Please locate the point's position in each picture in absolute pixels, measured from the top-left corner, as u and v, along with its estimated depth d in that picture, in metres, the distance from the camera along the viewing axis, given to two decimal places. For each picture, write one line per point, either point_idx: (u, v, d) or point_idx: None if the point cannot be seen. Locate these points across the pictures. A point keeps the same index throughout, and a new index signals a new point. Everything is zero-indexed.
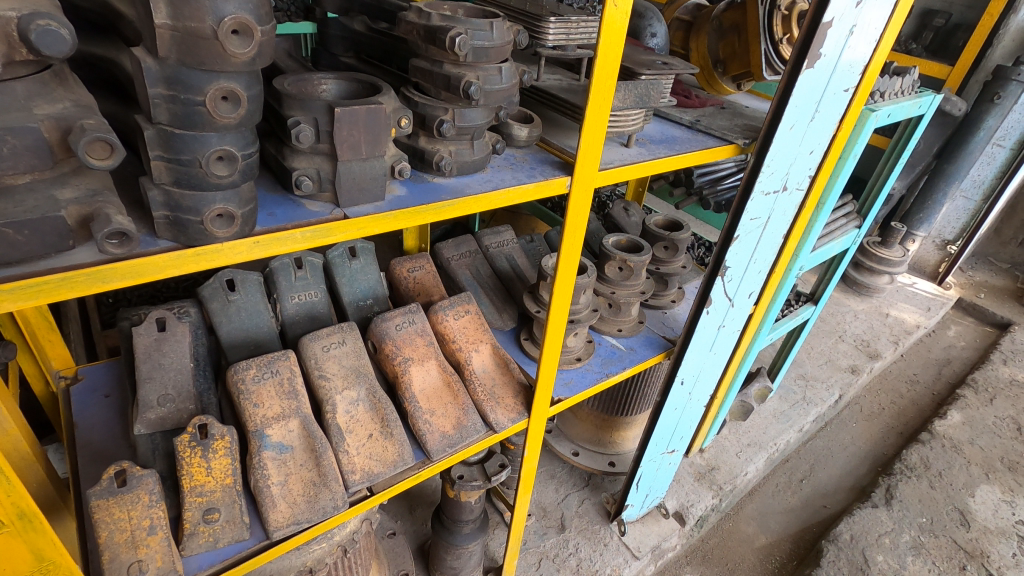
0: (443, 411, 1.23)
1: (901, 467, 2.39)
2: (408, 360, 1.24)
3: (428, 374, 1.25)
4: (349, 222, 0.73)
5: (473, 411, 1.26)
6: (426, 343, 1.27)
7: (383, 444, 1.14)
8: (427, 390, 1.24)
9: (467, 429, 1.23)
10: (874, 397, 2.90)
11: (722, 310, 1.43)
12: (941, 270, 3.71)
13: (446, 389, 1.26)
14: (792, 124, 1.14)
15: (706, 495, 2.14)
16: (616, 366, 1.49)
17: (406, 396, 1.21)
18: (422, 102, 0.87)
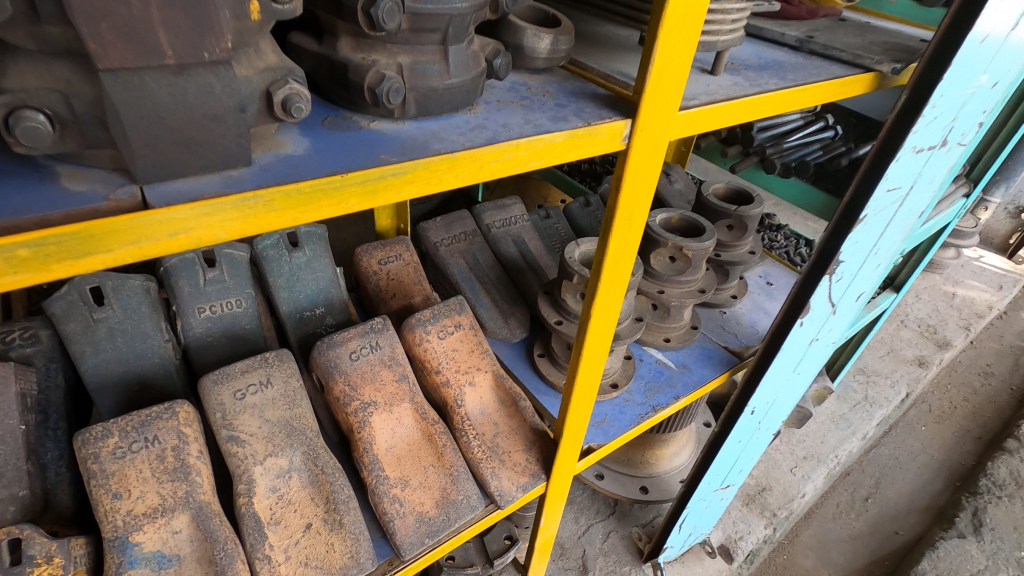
0: (421, 481, 0.83)
1: (988, 485, 1.99)
2: (370, 406, 0.84)
3: (399, 424, 0.85)
4: (142, 216, 0.36)
5: (466, 479, 0.86)
6: (397, 378, 0.87)
7: (327, 541, 0.75)
8: (397, 449, 0.84)
9: (455, 506, 0.83)
10: (944, 394, 2.48)
11: (820, 319, 1.01)
12: (1012, 242, 3.23)
13: (426, 446, 0.86)
14: (985, 36, 0.70)
15: (758, 525, 1.76)
16: (666, 395, 1.08)
17: (365, 461, 0.81)
18: None
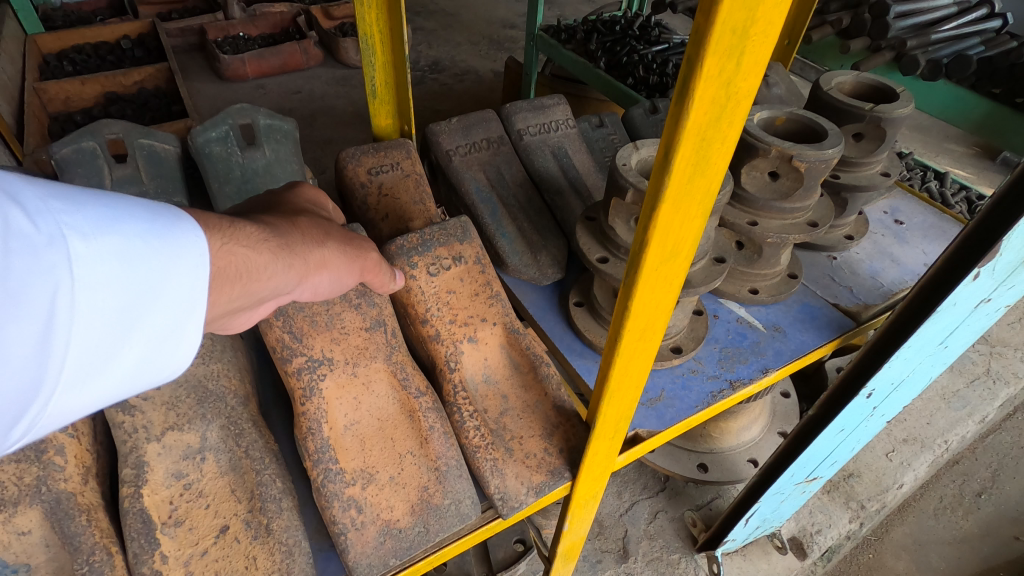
0: (393, 476, 0.59)
1: None
2: (327, 367, 0.61)
3: (367, 392, 0.62)
4: None
5: (456, 475, 0.60)
6: (366, 327, 0.63)
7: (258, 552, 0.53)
8: (361, 428, 0.61)
9: (434, 514, 0.59)
10: None
11: (1003, 273, 0.68)
12: None
13: (404, 421, 0.62)
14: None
15: (840, 518, 1.45)
16: (749, 367, 0.78)
17: (310, 446, 0.58)
18: None
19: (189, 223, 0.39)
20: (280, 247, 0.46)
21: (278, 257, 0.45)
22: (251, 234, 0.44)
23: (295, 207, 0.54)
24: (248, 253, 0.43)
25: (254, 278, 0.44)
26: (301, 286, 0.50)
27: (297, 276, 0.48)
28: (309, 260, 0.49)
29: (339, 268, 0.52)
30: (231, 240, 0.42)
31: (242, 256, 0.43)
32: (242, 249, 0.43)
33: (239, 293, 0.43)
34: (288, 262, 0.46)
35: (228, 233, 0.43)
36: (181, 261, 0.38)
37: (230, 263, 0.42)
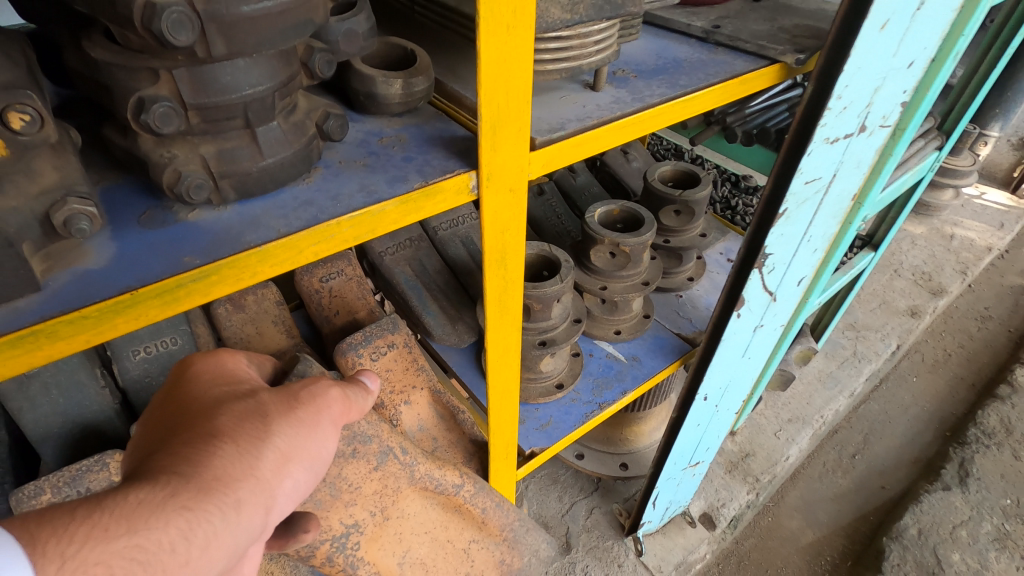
0: (469, 550, 1.02)
1: (976, 435, 1.99)
2: (358, 529, 0.86)
3: (400, 525, 0.92)
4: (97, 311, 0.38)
5: (505, 535, 1.03)
6: (374, 485, 0.85)
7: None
8: (414, 538, 0.95)
9: (503, 554, 1.06)
10: (938, 342, 2.45)
11: (759, 308, 1.00)
12: (1016, 176, 3.16)
13: (452, 524, 0.99)
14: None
15: (740, 491, 1.78)
16: (613, 391, 1.09)
17: (393, 570, 0.94)
18: (111, 65, 0.39)
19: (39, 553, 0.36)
20: (195, 498, 0.43)
21: (197, 509, 0.43)
22: (146, 505, 0.42)
23: (222, 406, 0.50)
24: (149, 534, 0.41)
25: (177, 550, 0.42)
26: (278, 491, 0.50)
27: (257, 502, 0.47)
28: (251, 468, 0.47)
29: (290, 459, 0.50)
30: (125, 535, 0.40)
31: (139, 542, 0.40)
32: (151, 533, 0.41)
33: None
34: (218, 501, 0.44)
35: (110, 527, 0.40)
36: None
37: (125, 556, 0.40)
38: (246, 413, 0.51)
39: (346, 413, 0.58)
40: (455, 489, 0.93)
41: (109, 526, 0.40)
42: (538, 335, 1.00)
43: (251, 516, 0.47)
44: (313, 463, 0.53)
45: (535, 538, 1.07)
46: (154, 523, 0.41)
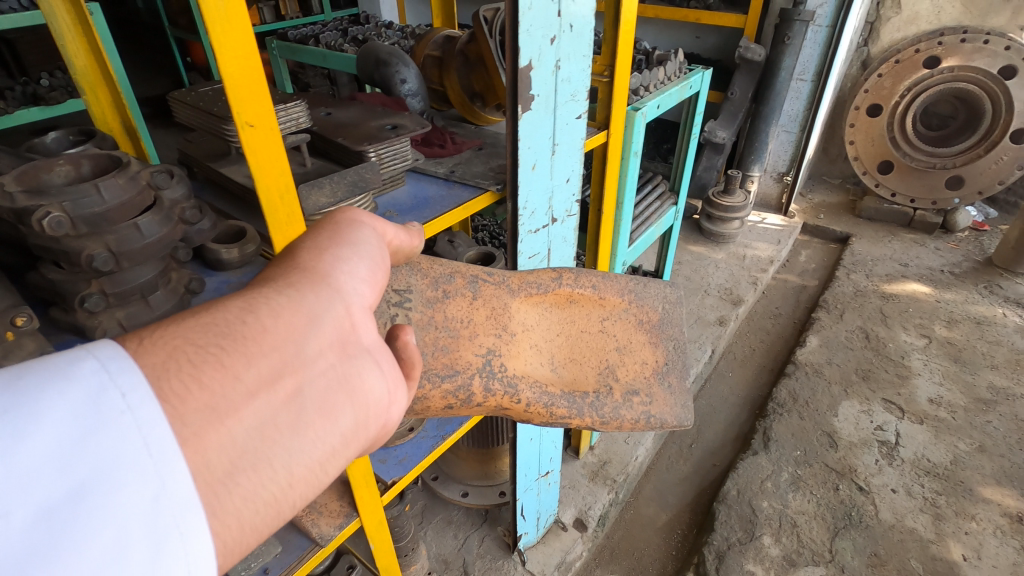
0: (621, 339, 1.00)
1: (774, 406, 2.55)
2: (497, 355, 0.88)
3: (524, 341, 0.94)
4: None
5: (633, 307, 1.02)
6: (478, 303, 0.91)
7: (619, 423, 0.91)
8: (553, 357, 0.96)
9: (649, 340, 1.00)
10: (744, 341, 3.08)
11: None
12: (783, 200, 4.04)
13: (576, 316, 1.00)
14: (530, 143, 1.08)
15: (602, 493, 2.16)
16: (452, 425, 1.45)
17: (558, 392, 0.91)
18: (60, 279, 0.73)
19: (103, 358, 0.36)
20: (250, 291, 0.45)
21: (259, 294, 0.45)
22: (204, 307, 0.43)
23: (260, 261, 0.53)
24: (216, 316, 0.42)
25: (254, 324, 0.42)
26: (347, 280, 0.51)
27: (327, 286, 0.48)
28: (294, 262, 0.49)
29: (330, 248, 0.52)
30: (198, 318, 0.41)
31: (212, 323, 0.41)
32: (219, 315, 0.42)
33: (262, 355, 0.41)
34: (277, 286, 0.46)
35: (174, 321, 0.41)
36: (77, 414, 0.33)
37: (196, 337, 0.39)
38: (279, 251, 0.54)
39: (375, 222, 0.61)
40: (546, 279, 0.99)
41: (181, 317, 0.41)
42: None
43: (325, 292, 0.48)
44: (368, 253, 0.55)
45: (656, 288, 1.04)
46: (219, 306, 0.42)
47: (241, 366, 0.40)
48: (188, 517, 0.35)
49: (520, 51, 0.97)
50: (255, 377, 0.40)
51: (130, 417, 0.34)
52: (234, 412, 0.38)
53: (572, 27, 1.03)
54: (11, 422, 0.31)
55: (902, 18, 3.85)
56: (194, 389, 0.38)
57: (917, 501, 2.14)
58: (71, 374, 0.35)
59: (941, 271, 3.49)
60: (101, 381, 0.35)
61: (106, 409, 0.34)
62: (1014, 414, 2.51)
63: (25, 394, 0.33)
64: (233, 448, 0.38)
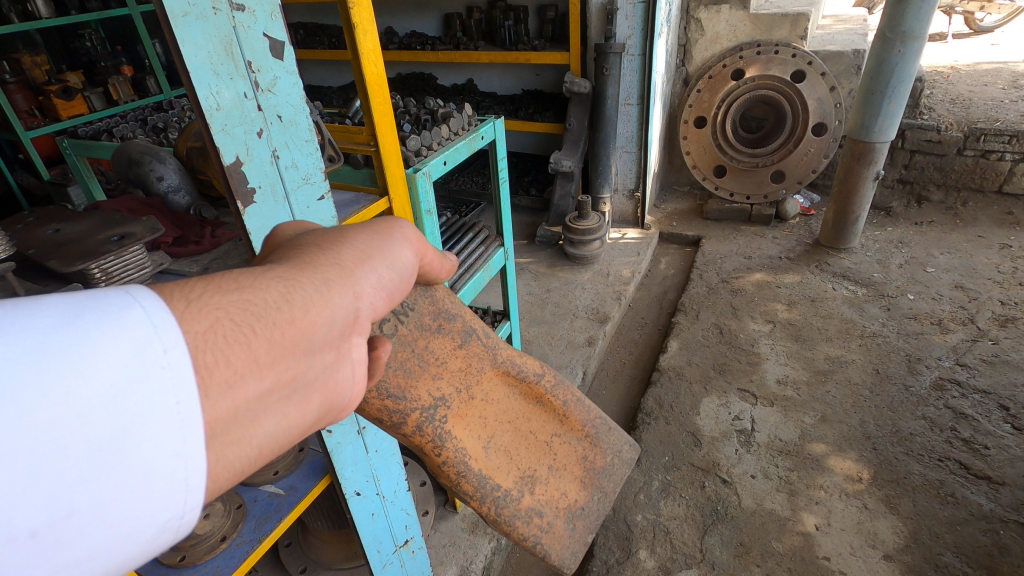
0: (554, 458, 1.09)
1: (642, 417, 2.65)
2: (444, 405, 0.93)
3: (482, 407, 1.00)
4: None
5: (577, 439, 1.13)
6: (459, 359, 0.95)
7: (505, 528, 1.00)
8: (495, 439, 1.02)
9: (571, 477, 1.11)
10: (615, 357, 3.22)
11: (348, 418, 1.39)
12: (638, 214, 4.29)
13: (535, 417, 1.08)
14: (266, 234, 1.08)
15: (483, 543, 2.11)
16: (271, 522, 1.37)
17: (475, 472, 0.96)
18: None
19: (152, 314, 0.45)
20: (288, 276, 0.55)
21: (292, 281, 0.55)
22: (245, 279, 0.53)
23: (312, 232, 0.65)
24: (255, 296, 0.52)
25: (284, 311, 0.53)
26: (366, 291, 0.61)
27: (349, 291, 0.59)
28: (333, 260, 0.60)
29: (370, 256, 0.63)
30: (241, 294, 0.51)
31: (249, 303, 0.51)
32: (256, 295, 0.52)
33: (281, 342, 0.52)
34: (310, 277, 0.57)
35: (215, 287, 0.51)
36: (125, 366, 0.42)
37: (233, 314, 0.50)
38: (328, 232, 0.65)
39: (417, 240, 0.71)
40: (536, 372, 1.06)
41: (224, 282, 0.52)
42: None
43: (344, 296, 0.58)
44: (393, 270, 0.65)
45: (616, 437, 1.18)
46: (259, 285, 0.53)
47: (261, 350, 0.50)
48: (194, 473, 0.45)
49: (221, 149, 0.96)
50: (268, 362, 0.51)
51: (167, 371, 0.44)
52: (244, 392, 0.49)
53: (280, 118, 1.05)
54: (70, 366, 0.40)
55: (706, 38, 4.25)
56: (220, 364, 0.48)
57: (773, 482, 2.29)
58: (120, 326, 0.43)
59: (779, 258, 3.82)
60: (150, 338, 0.44)
61: (151, 364, 0.43)
62: (848, 379, 2.76)
63: (83, 340, 0.42)
64: (235, 418, 0.49)
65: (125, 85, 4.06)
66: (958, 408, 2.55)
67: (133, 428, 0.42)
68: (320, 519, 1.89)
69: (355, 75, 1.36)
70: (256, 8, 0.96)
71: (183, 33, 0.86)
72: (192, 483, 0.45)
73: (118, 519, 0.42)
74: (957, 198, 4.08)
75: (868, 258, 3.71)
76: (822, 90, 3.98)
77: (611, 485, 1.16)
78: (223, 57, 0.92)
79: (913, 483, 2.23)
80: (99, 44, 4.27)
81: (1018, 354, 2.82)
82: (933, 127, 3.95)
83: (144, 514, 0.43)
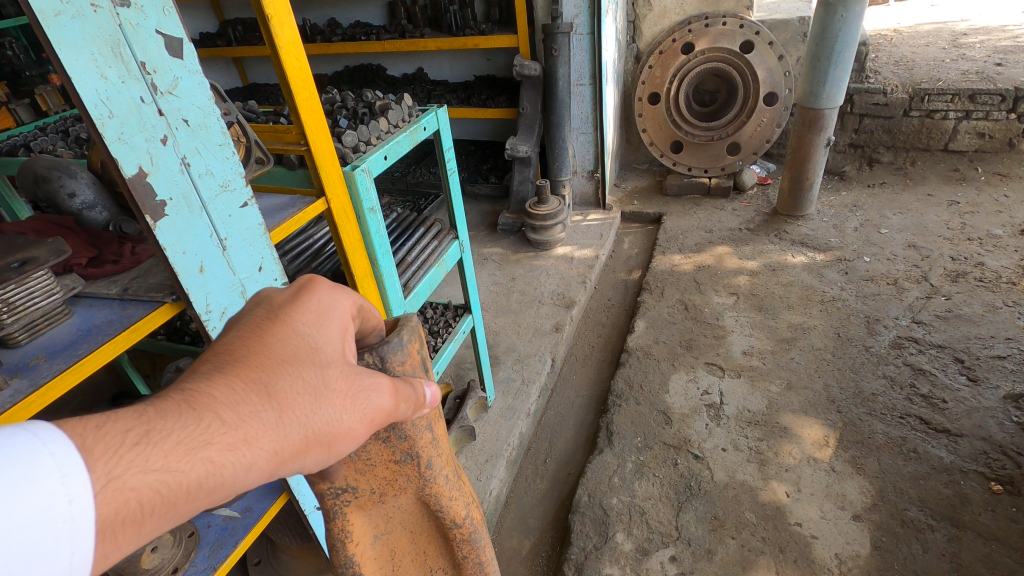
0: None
1: (613, 400, 2.65)
2: (352, 494, 0.94)
3: (389, 509, 1.00)
4: None
5: None
6: (387, 472, 0.93)
7: None
8: (385, 536, 1.03)
9: None
10: (583, 341, 3.21)
11: None
12: (599, 195, 4.26)
13: (433, 543, 1.07)
14: (185, 248, 1.00)
15: None
16: (226, 548, 1.31)
17: (347, 560, 0.99)
18: None
19: (59, 471, 0.51)
20: (217, 457, 0.59)
21: (220, 461, 0.59)
22: (177, 454, 0.57)
23: (287, 372, 0.67)
24: (174, 478, 0.57)
25: (191, 491, 0.58)
26: (288, 466, 0.66)
27: (266, 470, 0.64)
28: (272, 443, 0.63)
29: (308, 442, 0.67)
30: (161, 473, 0.56)
31: (164, 484, 0.56)
32: (176, 475, 0.57)
33: (170, 517, 0.58)
34: (239, 458, 0.61)
35: (145, 457, 0.56)
36: (33, 514, 0.49)
37: (146, 493, 0.55)
38: (302, 392, 0.67)
39: (381, 419, 0.73)
40: (455, 517, 1.01)
41: (155, 453, 0.56)
42: None
43: (257, 476, 0.63)
44: (322, 456, 0.69)
45: None
46: (182, 466, 0.57)
47: (148, 523, 0.57)
48: None
49: (120, 162, 0.88)
50: (150, 532, 0.57)
51: (69, 518, 0.51)
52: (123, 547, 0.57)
53: (186, 122, 0.97)
54: None
55: (654, 13, 4.21)
56: (113, 531, 0.55)
57: (743, 453, 2.31)
58: (34, 478, 0.49)
59: (739, 230, 3.85)
60: (58, 495, 0.50)
61: (56, 516, 0.50)
62: (811, 345, 2.80)
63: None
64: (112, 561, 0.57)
65: (54, 95, 3.73)
66: (916, 364, 2.61)
67: (30, 571, 0.49)
68: (286, 535, 1.82)
69: (276, 71, 1.28)
70: (144, 3, 0.88)
71: (59, 35, 0.77)
72: None
73: None
74: (906, 158, 4.16)
75: (824, 224, 3.76)
76: (770, 60, 4.00)
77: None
78: (111, 58, 0.84)
79: (877, 443, 2.28)
80: (22, 52, 3.94)
81: (970, 307, 2.90)
82: (879, 91, 4.01)
83: None
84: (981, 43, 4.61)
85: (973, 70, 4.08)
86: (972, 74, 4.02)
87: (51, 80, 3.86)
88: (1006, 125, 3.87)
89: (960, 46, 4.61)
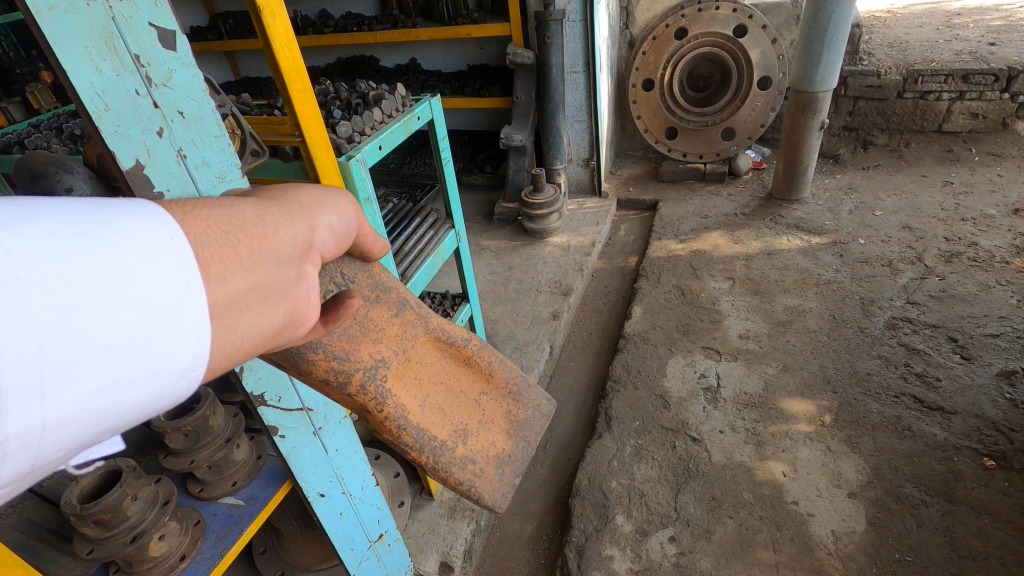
0: (482, 414, 1.06)
1: (611, 385, 2.68)
2: (384, 366, 0.90)
3: (418, 369, 0.97)
4: None
5: (502, 397, 1.11)
6: (394, 325, 0.93)
7: (445, 478, 0.98)
8: (431, 400, 0.99)
9: (506, 436, 1.09)
10: (580, 328, 3.24)
11: (302, 421, 1.35)
12: (594, 183, 4.27)
13: (465, 377, 1.05)
14: None
15: (462, 527, 2.11)
16: (233, 534, 1.33)
17: (414, 433, 0.93)
18: None
19: (149, 210, 0.49)
20: (260, 205, 0.58)
21: (265, 207, 0.58)
22: (224, 205, 0.55)
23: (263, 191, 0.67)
24: (236, 213, 0.55)
25: (259, 226, 0.55)
26: (323, 226, 0.64)
27: (310, 223, 0.62)
28: (297, 202, 0.62)
29: (327, 202, 0.66)
30: (223, 214, 0.54)
31: (230, 218, 0.54)
32: (240, 215, 0.55)
33: (261, 249, 0.54)
34: (279, 207, 0.59)
35: (202, 208, 0.54)
36: (142, 235, 0.46)
37: (221, 226, 0.53)
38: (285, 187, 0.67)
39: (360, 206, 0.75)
40: (463, 336, 1.04)
41: (205, 208, 0.54)
42: (128, 534, 1.22)
43: (304, 225, 0.61)
44: (342, 219, 0.68)
45: (534, 391, 1.15)
46: (238, 210, 0.55)
47: (244, 253, 0.53)
48: (196, 331, 0.49)
49: (117, 155, 0.90)
50: (248, 265, 0.53)
51: (171, 238, 0.48)
52: (231, 288, 0.52)
53: (182, 114, 0.98)
54: (87, 232, 0.45)
55: None
56: (213, 265, 0.51)
57: (740, 435, 2.33)
58: (133, 214, 0.48)
59: (735, 215, 3.86)
60: (160, 225, 0.48)
61: (163, 247, 0.47)
62: (806, 327, 2.83)
63: (100, 218, 0.46)
64: (225, 310, 0.51)
65: (46, 93, 3.71)
66: (910, 344, 2.64)
67: (154, 298, 0.45)
68: (291, 522, 1.85)
69: (270, 61, 1.29)
70: None
71: (52, 29, 0.78)
72: (200, 347, 0.49)
73: (136, 370, 0.46)
74: (900, 140, 4.17)
75: (819, 207, 3.78)
76: (764, 44, 3.98)
77: (535, 436, 1.13)
78: (105, 51, 0.85)
79: (872, 422, 2.31)
80: (12, 50, 3.91)
81: (963, 286, 2.92)
82: (874, 73, 4.00)
83: (156, 369, 0.46)
84: (975, 23, 4.60)
85: (967, 50, 4.07)
86: (965, 55, 4.01)
87: (42, 78, 3.84)
88: (999, 105, 3.88)
89: (953, 26, 4.59)
